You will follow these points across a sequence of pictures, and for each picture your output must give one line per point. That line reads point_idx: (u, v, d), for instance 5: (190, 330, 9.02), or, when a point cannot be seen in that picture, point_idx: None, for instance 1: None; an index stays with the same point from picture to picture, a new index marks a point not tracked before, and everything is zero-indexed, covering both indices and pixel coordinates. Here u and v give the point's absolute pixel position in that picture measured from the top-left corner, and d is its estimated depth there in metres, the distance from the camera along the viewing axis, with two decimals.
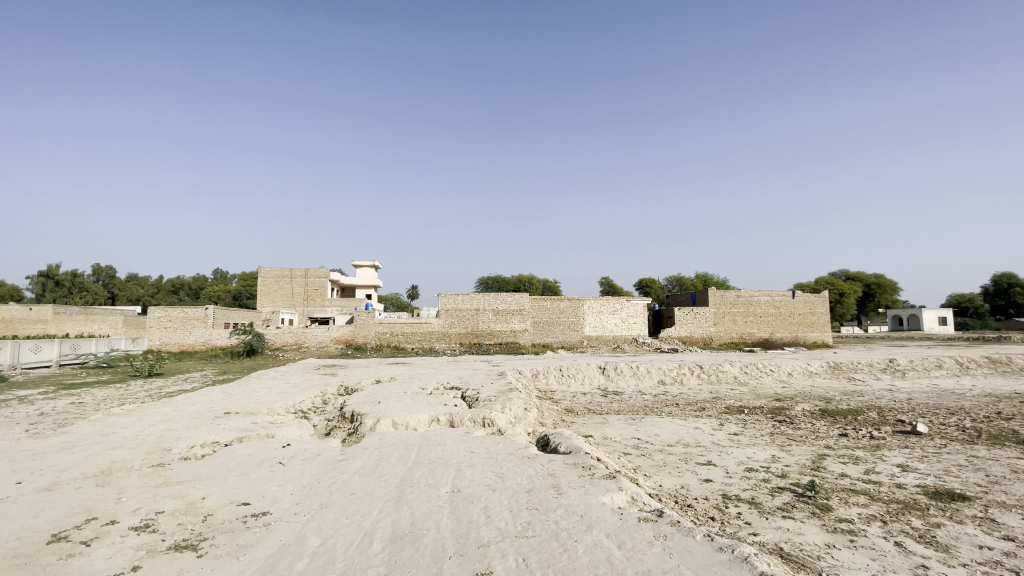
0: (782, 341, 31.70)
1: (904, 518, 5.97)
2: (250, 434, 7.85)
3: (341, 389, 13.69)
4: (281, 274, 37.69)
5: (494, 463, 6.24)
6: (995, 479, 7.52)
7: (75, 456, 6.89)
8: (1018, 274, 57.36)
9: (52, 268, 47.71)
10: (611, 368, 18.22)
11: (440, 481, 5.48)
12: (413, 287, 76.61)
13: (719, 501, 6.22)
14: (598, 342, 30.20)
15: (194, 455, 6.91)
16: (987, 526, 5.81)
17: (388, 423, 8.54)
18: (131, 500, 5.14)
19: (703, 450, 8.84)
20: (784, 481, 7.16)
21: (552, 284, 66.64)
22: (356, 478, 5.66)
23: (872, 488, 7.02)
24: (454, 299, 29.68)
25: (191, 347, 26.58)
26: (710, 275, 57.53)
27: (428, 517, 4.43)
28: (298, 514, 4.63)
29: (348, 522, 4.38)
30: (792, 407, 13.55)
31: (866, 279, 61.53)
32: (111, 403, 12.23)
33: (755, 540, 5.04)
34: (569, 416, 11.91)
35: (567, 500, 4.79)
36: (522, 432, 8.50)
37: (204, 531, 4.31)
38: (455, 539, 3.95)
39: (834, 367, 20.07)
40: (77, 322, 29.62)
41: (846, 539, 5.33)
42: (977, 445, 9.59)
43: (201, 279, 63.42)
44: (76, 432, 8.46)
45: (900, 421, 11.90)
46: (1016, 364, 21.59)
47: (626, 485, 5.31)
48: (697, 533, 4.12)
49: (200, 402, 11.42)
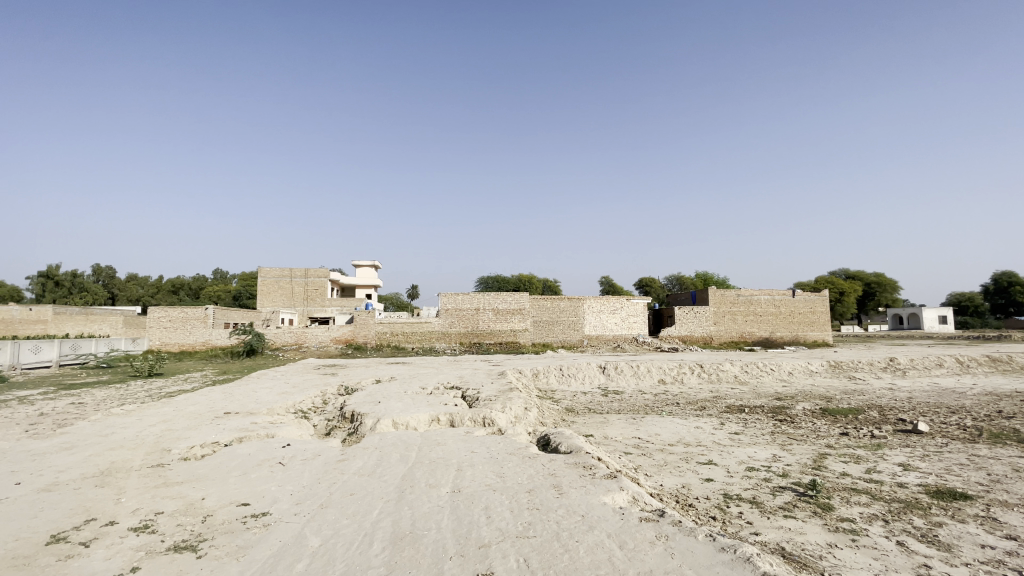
0: (782, 341, 31.66)
1: (906, 517, 5.95)
2: (250, 434, 7.84)
3: (341, 389, 13.67)
4: (281, 274, 37.69)
5: (494, 463, 6.22)
6: (997, 478, 7.49)
7: (75, 456, 6.88)
8: (1018, 273, 57.32)
9: (52, 268, 47.71)
10: (611, 368, 18.19)
11: (441, 481, 5.46)
12: (413, 287, 76.62)
13: (720, 501, 6.19)
14: (598, 341, 30.19)
15: (194, 455, 6.89)
16: (989, 526, 5.79)
17: (388, 423, 8.52)
18: (131, 501, 5.12)
19: (704, 449, 8.81)
20: (785, 480, 7.13)
21: (552, 284, 66.65)
22: (356, 478, 5.64)
23: (873, 487, 6.99)
24: (453, 299, 29.64)
25: (191, 347, 26.58)
26: (710, 275, 57.57)
27: (428, 517, 4.42)
28: (298, 515, 4.61)
29: (348, 523, 4.37)
30: (793, 407, 13.52)
31: (866, 278, 61.49)
32: (111, 403, 12.21)
33: (756, 540, 5.02)
34: (569, 416, 11.88)
35: (568, 500, 4.77)
36: (522, 432, 8.47)
37: (204, 532, 4.29)
38: (456, 540, 3.93)
39: (835, 366, 20.03)
40: (77, 322, 29.62)
41: (848, 539, 5.31)
42: (978, 444, 9.56)
43: (201, 279, 63.40)
44: (76, 432, 8.45)
45: (901, 420, 11.87)
46: (1016, 363, 21.55)
47: (627, 484, 5.29)
48: (699, 534, 4.10)
49: (200, 402, 11.40)
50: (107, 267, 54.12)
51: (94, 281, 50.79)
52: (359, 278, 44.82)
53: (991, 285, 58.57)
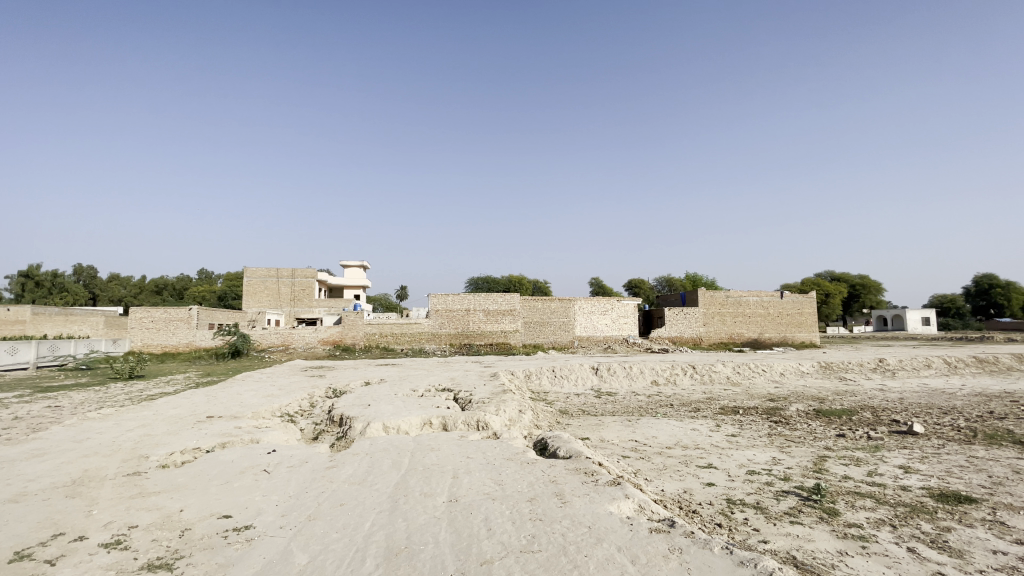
0: (771, 341, 31.83)
1: (913, 522, 5.80)
2: (233, 439, 7.49)
3: (329, 391, 13.30)
4: (267, 274, 37.00)
5: (492, 469, 5.97)
6: (998, 481, 7.39)
7: (45, 464, 6.49)
8: (997, 276, 58.40)
9: (31, 267, 46.08)
10: (603, 369, 17.99)
11: (436, 490, 5.20)
12: (402, 288, 76.34)
13: (724, 507, 6.00)
14: (588, 342, 30.09)
15: (173, 463, 6.52)
16: (998, 530, 5.65)
17: (379, 427, 8.21)
18: (103, 513, 4.78)
19: (702, 452, 8.63)
20: (789, 484, 6.97)
21: (542, 285, 66.92)
22: (346, 487, 5.36)
23: (877, 490, 6.85)
24: (443, 299, 29.30)
25: (174, 348, 25.95)
26: (699, 275, 58.26)
27: (425, 530, 4.15)
28: (283, 529, 4.31)
29: (338, 537, 4.08)
30: (787, 407, 13.47)
31: (851, 280, 62.23)
32: (90, 407, 11.67)
33: (766, 548, 4.85)
34: (564, 418, 11.67)
35: (572, 510, 4.54)
36: (519, 435, 8.23)
37: (181, 548, 3.97)
38: (457, 556, 3.66)
39: (826, 367, 20.06)
40: (57, 323, 28.70)
41: (858, 546, 5.12)
42: (975, 445, 9.51)
43: (184, 280, 62.12)
44: (50, 437, 8.04)
45: (895, 421, 11.79)
46: (1002, 363, 21.81)
47: (633, 492, 5.05)
48: (714, 546, 3.88)
49: (182, 406, 10.96)
50: (88, 266, 52.75)
51: (75, 281, 49.47)
52: (347, 278, 44.16)
53: (972, 288, 59.72)
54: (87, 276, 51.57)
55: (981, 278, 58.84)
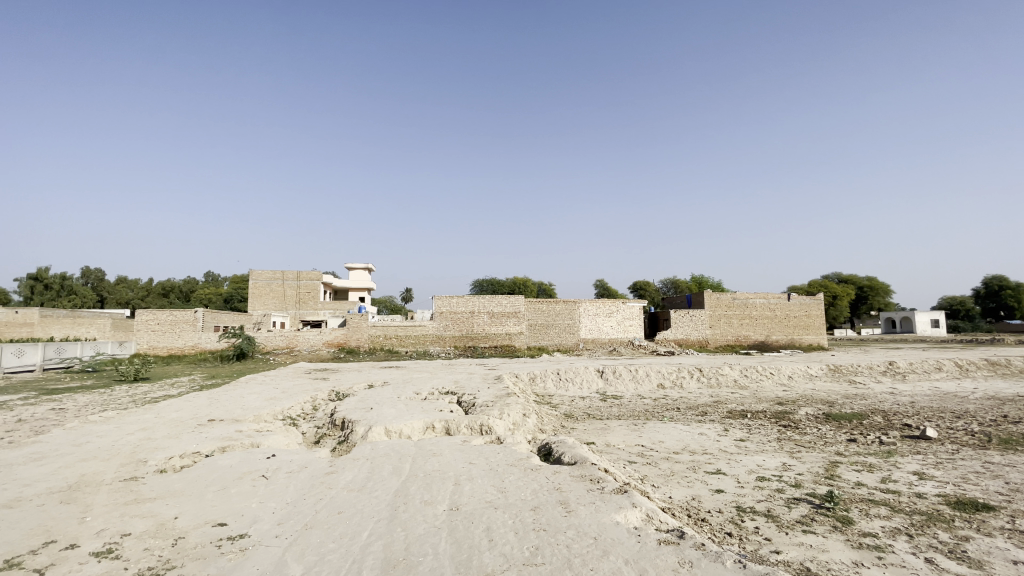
0: (779, 344, 31.48)
1: (930, 531, 5.60)
2: (232, 443, 7.38)
3: (332, 394, 13.18)
4: (272, 276, 37.06)
5: (495, 475, 5.84)
6: (1016, 487, 7.16)
7: (42, 468, 6.40)
8: (1007, 277, 57.63)
9: (41, 270, 46.42)
10: (609, 372, 17.78)
11: (437, 498, 5.05)
12: (407, 291, 76.33)
13: (734, 515, 5.83)
14: (593, 345, 29.90)
15: (172, 467, 6.41)
16: (1018, 539, 5.44)
17: (380, 431, 8.08)
18: (96, 520, 4.67)
19: (710, 458, 8.44)
20: (800, 491, 6.77)
21: (547, 288, 66.63)
22: (344, 494, 5.22)
23: (891, 498, 6.65)
24: (447, 301, 29.16)
25: (180, 350, 26.02)
26: (705, 277, 57.91)
27: (424, 540, 4.02)
28: (279, 537, 4.19)
29: (335, 547, 3.95)
30: (795, 411, 13.23)
31: (858, 283, 61.67)
32: (94, 410, 11.66)
33: (778, 560, 4.69)
34: (568, 422, 11.48)
35: (577, 519, 4.38)
36: (522, 440, 8.07)
37: (173, 558, 3.86)
38: (455, 568, 3.52)
39: (834, 369, 19.80)
40: (64, 325, 28.82)
41: (874, 556, 4.93)
42: (989, 450, 9.27)
43: (192, 282, 62.49)
44: (50, 440, 7.97)
45: (907, 425, 11.54)
46: (1014, 366, 21.46)
47: (641, 501, 4.89)
48: (726, 559, 3.71)
49: (184, 409, 10.88)
50: (96, 269, 53.14)
51: (82, 283, 49.73)
52: (353, 280, 44.20)
53: (981, 289, 59.00)
54: (96, 277, 51.88)
55: (991, 279, 58.14)
